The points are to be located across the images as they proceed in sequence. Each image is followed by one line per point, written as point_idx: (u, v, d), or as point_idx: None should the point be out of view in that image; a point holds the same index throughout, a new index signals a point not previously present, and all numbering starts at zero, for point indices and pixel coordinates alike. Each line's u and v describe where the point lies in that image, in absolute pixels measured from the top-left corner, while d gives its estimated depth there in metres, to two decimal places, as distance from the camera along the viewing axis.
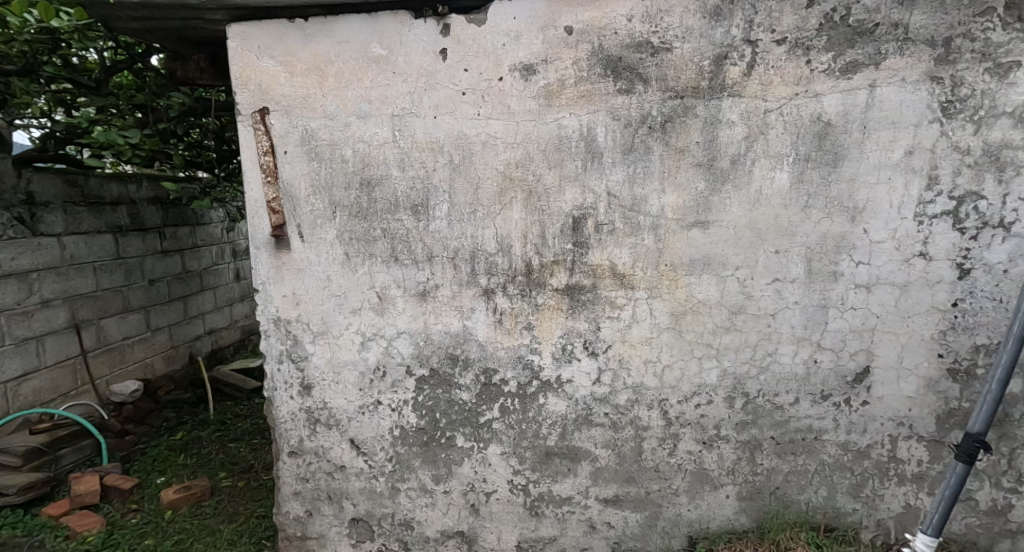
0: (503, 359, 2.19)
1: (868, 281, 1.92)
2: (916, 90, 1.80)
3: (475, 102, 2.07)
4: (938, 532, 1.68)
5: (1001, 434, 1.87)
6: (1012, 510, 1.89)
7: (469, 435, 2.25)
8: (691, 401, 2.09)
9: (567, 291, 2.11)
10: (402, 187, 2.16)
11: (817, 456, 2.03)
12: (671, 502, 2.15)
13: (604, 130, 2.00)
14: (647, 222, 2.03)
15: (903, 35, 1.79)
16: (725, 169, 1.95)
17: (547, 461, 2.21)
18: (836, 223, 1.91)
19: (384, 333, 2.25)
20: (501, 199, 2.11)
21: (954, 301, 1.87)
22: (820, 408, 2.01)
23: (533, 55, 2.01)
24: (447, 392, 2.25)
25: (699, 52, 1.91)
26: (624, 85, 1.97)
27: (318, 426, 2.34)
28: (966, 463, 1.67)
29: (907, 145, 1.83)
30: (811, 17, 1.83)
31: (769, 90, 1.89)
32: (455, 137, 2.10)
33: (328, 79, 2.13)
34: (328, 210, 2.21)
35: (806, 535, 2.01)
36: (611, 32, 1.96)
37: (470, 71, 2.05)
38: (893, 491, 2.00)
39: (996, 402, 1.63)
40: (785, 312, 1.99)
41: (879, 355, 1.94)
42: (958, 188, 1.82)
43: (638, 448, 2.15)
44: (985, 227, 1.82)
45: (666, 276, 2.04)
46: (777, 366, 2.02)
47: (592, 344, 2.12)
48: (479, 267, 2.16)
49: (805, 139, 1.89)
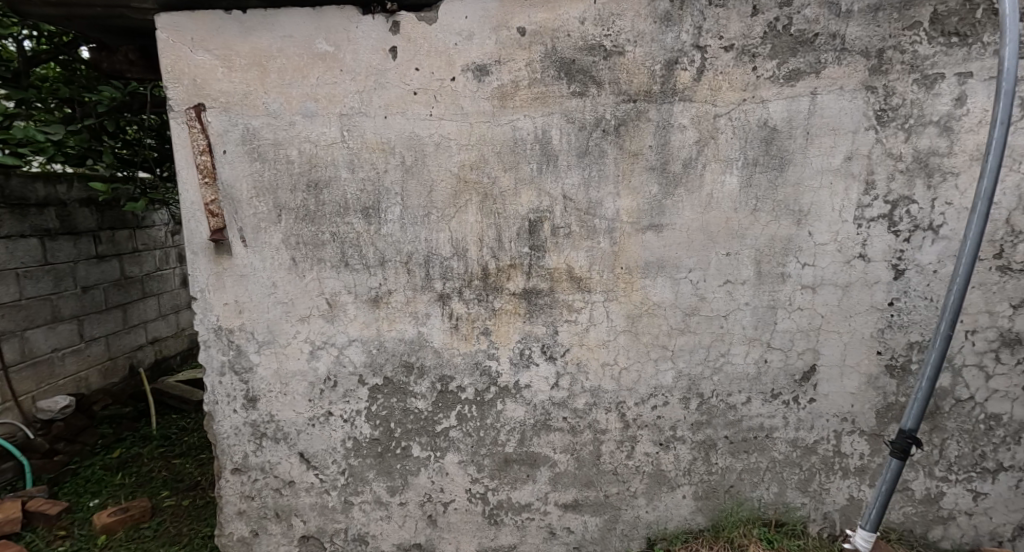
0: (460, 366, 2.15)
1: (813, 281, 1.99)
2: (853, 98, 1.88)
3: (428, 102, 2.01)
4: (875, 527, 1.74)
5: (933, 427, 1.98)
6: (943, 498, 2.01)
7: (425, 445, 2.19)
8: (648, 403, 2.11)
9: (524, 294, 2.09)
10: (352, 189, 2.08)
11: (768, 453, 2.09)
12: (630, 504, 2.16)
13: (559, 133, 1.99)
14: (603, 226, 2.03)
15: (841, 45, 1.86)
16: (678, 173, 1.98)
17: (506, 468, 2.18)
18: (783, 226, 1.97)
19: (335, 342, 2.16)
20: (455, 202, 2.06)
21: (890, 301, 1.97)
22: (770, 406, 2.07)
23: (486, 55, 1.98)
24: (402, 401, 2.18)
25: (651, 56, 1.93)
26: (578, 88, 1.96)
27: (264, 441, 2.22)
28: (900, 459, 1.69)
29: (847, 150, 1.91)
30: (756, 25, 1.89)
31: (718, 95, 1.93)
32: (407, 138, 2.04)
33: (269, 75, 2.02)
34: (272, 213, 2.10)
35: (758, 531, 2.08)
36: (564, 34, 1.95)
37: (421, 71, 2.00)
38: (838, 485, 2.08)
39: (927, 398, 1.66)
40: (737, 312, 2.03)
41: (824, 353, 2.02)
42: (892, 192, 1.92)
43: (597, 451, 2.15)
44: (916, 230, 1.92)
45: (622, 278, 2.05)
46: (730, 366, 2.06)
47: (550, 348, 2.11)
48: (434, 272, 2.10)
49: (753, 144, 1.94)
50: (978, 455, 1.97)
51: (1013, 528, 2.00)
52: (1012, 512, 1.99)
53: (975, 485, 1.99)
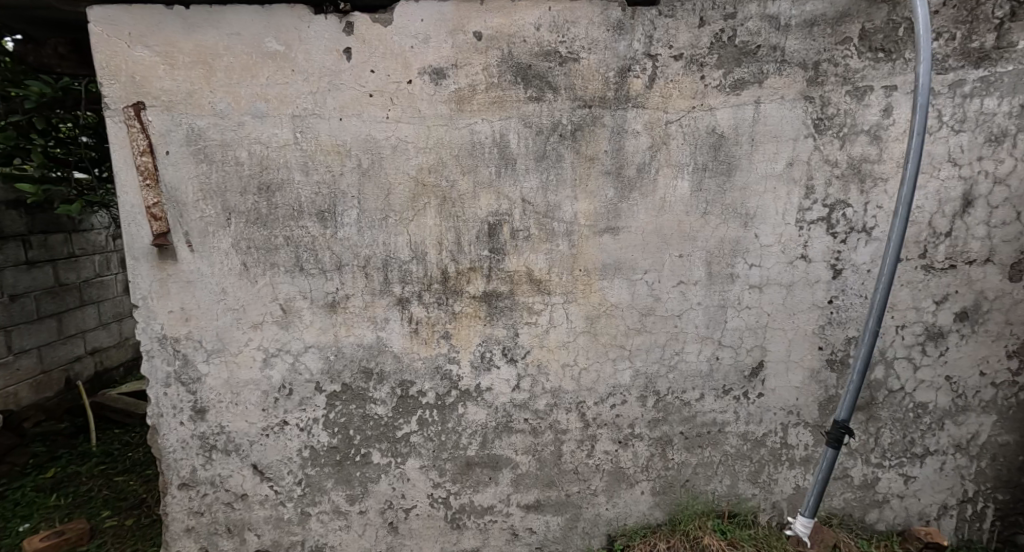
0: (421, 370, 2.13)
1: (760, 281, 2.09)
2: (793, 108, 1.98)
3: (384, 105, 1.99)
4: (813, 514, 1.96)
5: (869, 416, 2.11)
6: (878, 483, 2.15)
7: (386, 451, 2.16)
8: (607, 402, 2.16)
9: (485, 297, 2.10)
10: (306, 192, 2.03)
11: (721, 446, 2.18)
12: (591, 502, 2.21)
13: (517, 137, 2.01)
14: (561, 229, 2.06)
15: (781, 57, 1.96)
16: (632, 177, 2.04)
17: (468, 471, 2.18)
18: (731, 228, 2.06)
19: (290, 348, 2.11)
20: (414, 205, 2.05)
21: (830, 298, 2.09)
22: (722, 402, 2.16)
23: (442, 58, 1.98)
24: (361, 407, 2.14)
25: (605, 63, 1.98)
26: (535, 92, 1.99)
27: (214, 453, 2.14)
28: (835, 448, 1.88)
29: (788, 157, 2.01)
30: (703, 35, 1.97)
31: (669, 102, 2.00)
32: (363, 140, 2.01)
33: (215, 74, 1.95)
34: (221, 217, 2.03)
35: (712, 523, 2.16)
36: (520, 39, 1.97)
37: (377, 73, 1.98)
38: (786, 475, 2.19)
39: (857, 392, 1.85)
40: (690, 312, 2.11)
41: (770, 349, 2.12)
42: (830, 196, 2.03)
43: (558, 451, 2.18)
44: (852, 231, 2.05)
45: (580, 280, 2.09)
46: (684, 364, 2.14)
47: (511, 350, 2.12)
48: (393, 276, 2.08)
49: (702, 150, 2.02)
50: (908, 442, 2.12)
51: (938, 507, 2.16)
52: (938, 493, 2.15)
53: (907, 469, 2.14)
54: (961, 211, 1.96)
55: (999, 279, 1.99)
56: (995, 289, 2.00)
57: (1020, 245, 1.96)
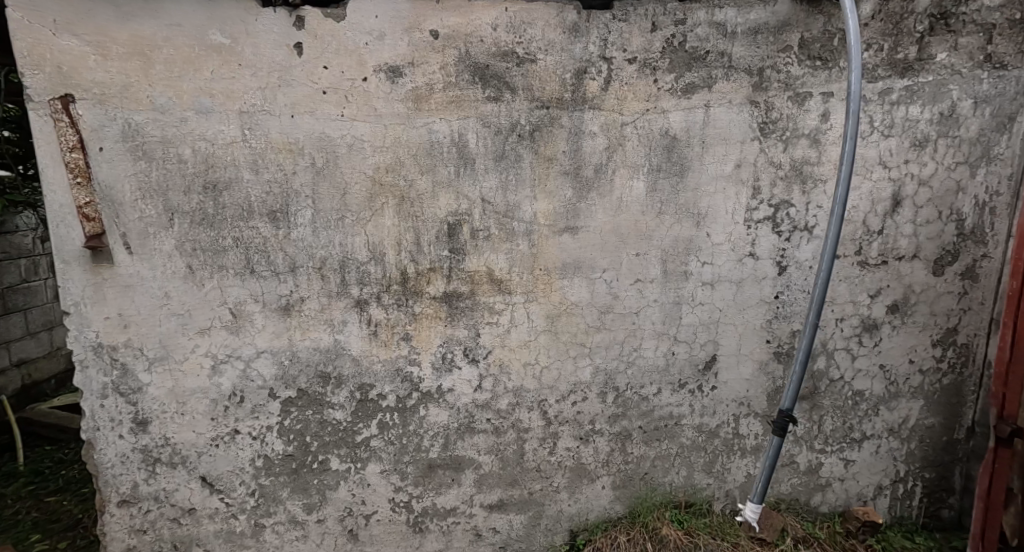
0: (380, 372, 2.10)
1: (711, 279, 2.17)
2: (740, 112, 2.06)
3: (338, 102, 1.95)
4: (762, 499, 2.06)
5: (812, 405, 2.24)
6: (821, 467, 2.28)
7: (345, 457, 2.11)
8: (568, 399, 2.19)
9: (445, 298, 2.08)
10: (257, 191, 1.96)
11: (678, 439, 2.25)
12: (553, 499, 2.24)
13: (475, 137, 2.01)
14: (521, 229, 2.08)
15: (728, 63, 2.04)
16: (590, 177, 2.07)
17: (430, 474, 2.16)
18: (685, 228, 2.13)
19: (241, 354, 2.02)
20: (371, 205, 2.01)
21: (776, 294, 2.19)
22: (678, 395, 2.23)
23: (398, 56, 1.95)
24: (318, 413, 2.09)
25: (561, 64, 2.01)
26: (493, 93, 2.00)
27: (158, 467, 2.04)
28: (780, 436, 2.00)
29: (736, 159, 2.09)
30: (655, 40, 2.02)
31: (624, 105, 2.05)
32: (317, 138, 1.95)
33: (154, 67, 1.85)
34: (163, 217, 1.93)
35: (670, 514, 2.23)
36: (477, 39, 1.97)
37: (330, 70, 1.93)
38: (738, 464, 2.29)
39: (799, 383, 1.96)
40: (647, 309, 2.17)
41: (722, 344, 2.21)
42: (775, 197, 2.13)
43: (520, 450, 2.19)
44: (795, 230, 2.15)
45: (541, 279, 2.11)
46: (642, 360, 2.19)
47: (472, 350, 2.12)
48: (351, 277, 2.04)
49: (656, 151, 2.08)
50: (847, 428, 2.26)
51: (875, 488, 2.31)
52: (874, 474, 2.30)
53: (846, 453, 2.28)
54: (891, 211, 2.10)
55: (925, 274, 2.15)
56: (922, 283, 2.15)
57: (942, 242, 2.12)
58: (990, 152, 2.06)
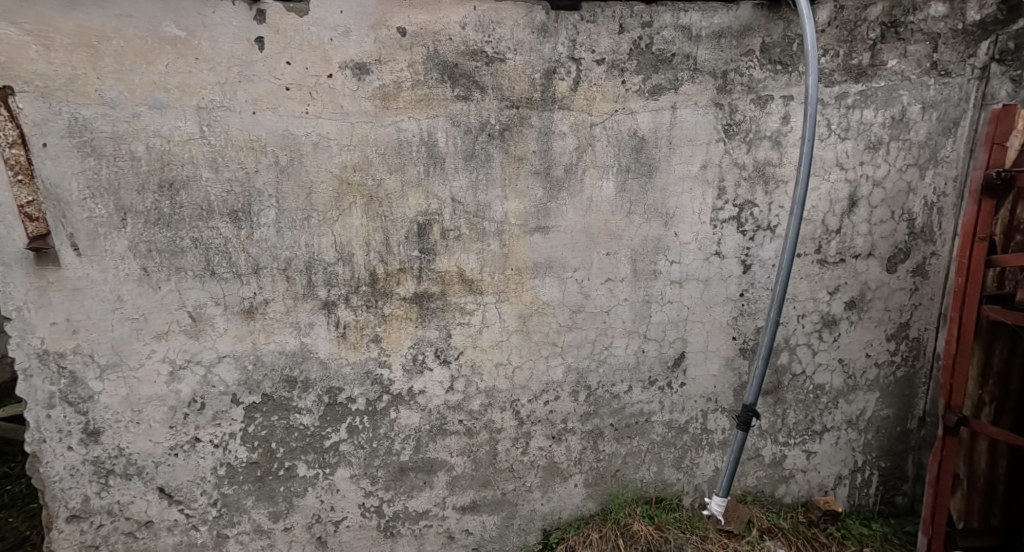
0: (349, 375, 2.05)
1: (679, 277, 2.21)
2: (705, 113, 2.11)
3: (302, 99, 1.89)
4: (727, 493, 2.12)
5: (776, 399, 2.31)
6: (785, 459, 2.36)
7: (313, 462, 2.06)
8: (541, 399, 2.19)
9: (415, 299, 2.06)
10: (216, 191, 1.88)
11: (648, 435, 2.29)
12: (526, 498, 2.24)
13: (444, 136, 1.99)
14: (492, 228, 2.07)
15: (694, 66, 2.08)
16: (560, 177, 2.08)
17: (401, 477, 2.13)
18: (653, 227, 2.16)
19: (201, 359, 1.95)
20: (338, 204, 1.97)
21: (741, 292, 2.25)
22: (648, 392, 2.26)
23: (364, 53, 1.91)
24: (284, 418, 2.03)
25: (530, 65, 2.01)
26: (462, 92, 1.98)
27: (111, 479, 1.94)
28: (744, 431, 2.06)
29: (702, 160, 2.14)
30: (622, 42, 2.04)
31: (593, 105, 2.06)
32: (280, 136, 1.90)
33: (103, 59, 1.76)
34: (114, 217, 1.84)
35: (641, 510, 2.27)
36: (445, 37, 1.95)
37: (293, 65, 1.87)
38: (706, 458, 2.34)
39: (762, 378, 2.02)
40: (617, 308, 2.19)
41: (690, 341, 2.25)
42: (740, 197, 2.18)
43: (493, 451, 2.19)
44: (759, 229, 2.22)
45: (512, 279, 2.11)
46: (613, 358, 2.22)
47: (443, 351, 2.10)
48: (317, 279, 1.99)
49: (625, 152, 2.10)
50: (808, 420, 2.34)
51: (835, 478, 2.40)
52: (834, 465, 2.39)
53: (808, 445, 2.36)
54: (847, 211, 2.19)
55: (880, 271, 2.24)
56: (877, 280, 2.25)
57: (895, 240, 2.22)
58: (937, 155, 2.17)
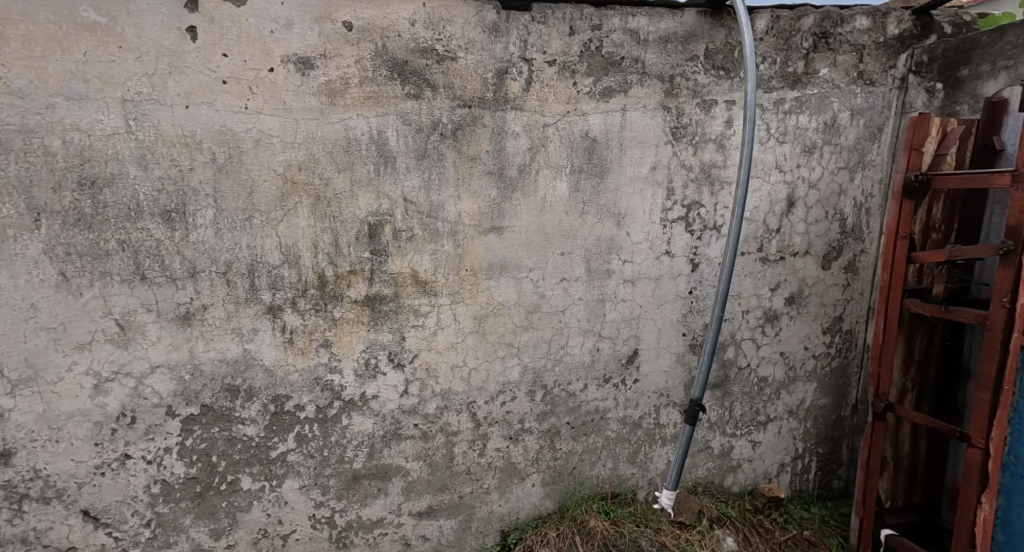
0: (297, 382, 1.97)
1: (632, 276, 2.25)
2: (654, 116, 2.16)
3: (241, 93, 1.80)
4: (675, 485, 2.20)
5: (723, 392, 2.39)
6: (733, 450, 2.45)
7: (258, 475, 1.97)
8: (497, 399, 2.18)
9: (367, 301, 2.00)
10: (146, 189, 1.76)
11: (603, 432, 2.32)
12: (483, 500, 2.23)
13: (395, 135, 1.94)
14: (446, 229, 2.04)
15: (642, 69, 2.13)
16: (513, 178, 2.08)
17: (354, 485, 2.07)
18: (606, 227, 2.20)
19: (131, 371, 1.81)
20: (282, 204, 1.88)
21: (690, 289, 2.32)
22: (604, 390, 2.29)
23: (308, 47, 1.83)
24: (226, 429, 1.92)
25: (482, 64, 1.99)
26: (413, 90, 1.94)
27: (27, 504, 1.77)
28: (692, 424, 2.14)
29: (652, 161, 2.19)
30: (573, 44, 2.06)
31: (545, 106, 2.07)
32: (217, 132, 1.79)
33: (10, 44, 1.60)
34: (26, 217, 1.67)
35: (597, 506, 2.31)
36: (394, 34, 1.90)
37: (230, 57, 1.77)
38: (660, 452, 2.40)
39: (707, 373, 2.09)
40: (572, 307, 2.21)
41: (643, 338, 2.30)
42: (687, 198, 2.25)
43: (449, 454, 2.16)
44: (705, 229, 2.29)
45: (467, 279, 2.08)
46: (568, 357, 2.23)
47: (397, 354, 2.05)
48: (261, 282, 1.89)
49: (577, 153, 2.12)
50: (753, 412, 2.44)
51: (778, 465, 2.52)
52: (777, 453, 2.51)
53: (753, 436, 2.46)
54: (786, 211, 2.30)
55: (816, 268, 2.38)
56: (813, 277, 2.38)
57: (828, 239, 2.36)
58: (864, 159, 2.33)
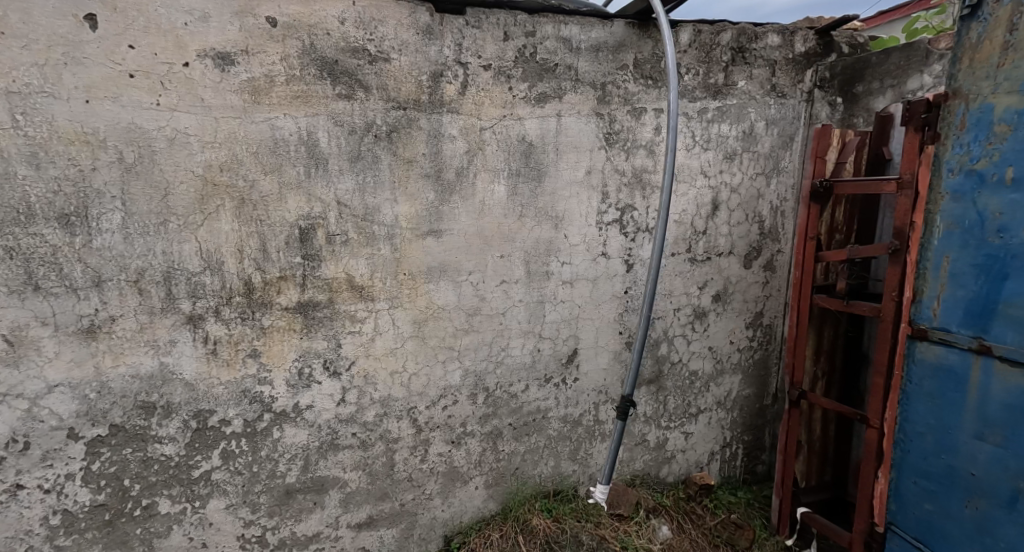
0: (222, 396, 1.84)
1: (571, 277, 2.30)
2: (587, 122, 2.23)
3: (152, 88, 1.66)
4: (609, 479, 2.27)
5: (658, 387, 2.49)
6: (667, 442, 2.56)
7: (178, 496, 1.82)
8: (438, 404, 2.15)
9: (299, 308, 1.90)
10: (38, 190, 1.58)
11: (545, 431, 2.34)
12: (426, 507, 2.19)
13: (326, 136, 1.87)
14: (382, 232, 1.99)
15: (575, 76, 2.18)
16: (451, 181, 2.07)
17: (288, 500, 1.96)
18: (544, 230, 2.23)
19: (23, 392, 1.62)
20: (202, 207, 1.76)
21: (626, 289, 2.40)
22: (545, 390, 2.32)
23: (228, 42, 1.73)
24: (141, 450, 1.76)
25: (416, 66, 1.97)
26: (344, 90, 1.88)
27: None
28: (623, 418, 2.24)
29: (587, 166, 2.26)
30: (508, 49, 2.08)
31: (482, 110, 2.08)
32: (124, 129, 1.65)
33: None
34: None
35: (540, 504, 2.33)
36: (323, 32, 1.83)
37: (137, 49, 1.63)
38: (599, 448, 2.46)
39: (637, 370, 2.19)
40: (512, 309, 2.22)
41: (582, 337, 2.35)
42: (621, 201, 2.34)
43: (390, 461, 2.10)
44: (638, 231, 2.39)
45: (406, 283, 2.04)
46: (510, 359, 2.24)
47: (333, 363, 1.97)
48: (179, 290, 1.76)
49: (514, 157, 2.15)
50: (686, 404, 2.56)
51: (709, 454, 2.66)
52: (708, 442, 2.65)
53: (686, 427, 2.58)
54: (711, 214, 2.44)
55: (739, 267, 2.54)
56: (736, 275, 2.54)
57: (749, 239, 2.53)
58: (778, 165, 2.52)
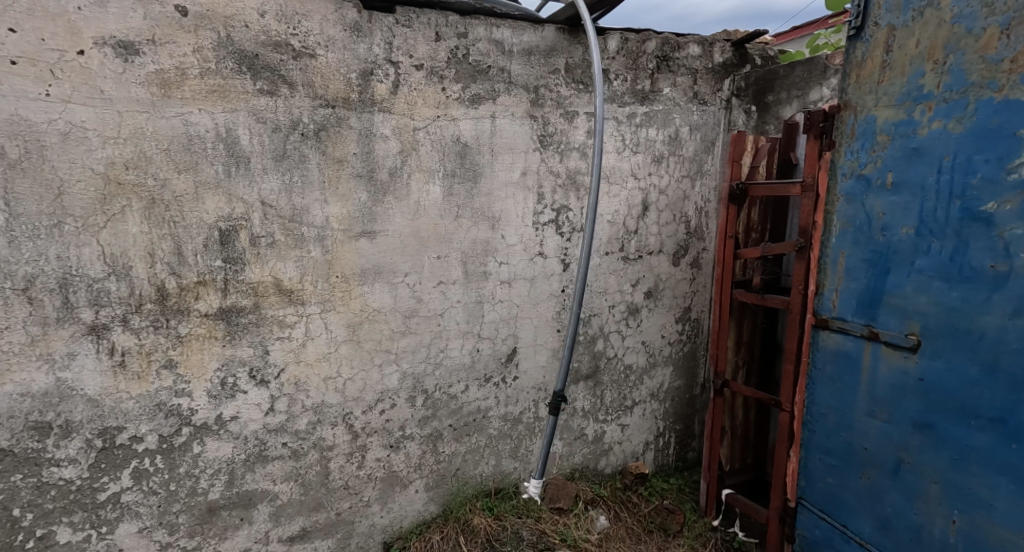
0: (133, 411, 1.67)
1: (508, 277, 2.31)
2: (521, 124, 2.26)
3: (39, 77, 1.49)
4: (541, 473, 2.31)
5: (595, 382, 2.56)
6: (604, 435, 2.63)
7: (81, 524, 1.63)
8: (376, 409, 2.07)
9: (221, 314, 1.77)
10: None
11: (486, 431, 2.33)
12: (363, 514, 2.11)
13: (247, 133, 1.77)
14: (311, 234, 1.90)
15: (508, 79, 2.21)
16: (384, 181, 2.01)
17: (211, 518, 1.83)
18: (481, 231, 2.23)
19: None
20: (105, 207, 1.60)
21: (563, 288, 2.44)
22: (485, 390, 2.31)
23: (130, 31, 1.58)
24: (34, 475, 1.56)
25: (344, 63, 1.90)
26: (266, 86, 1.78)
27: None
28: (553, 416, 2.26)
29: (522, 167, 2.28)
30: (439, 49, 2.07)
31: (414, 109, 2.05)
32: (5, 121, 1.46)
33: None
34: None
35: (481, 503, 2.32)
36: (241, 24, 1.73)
37: (20, 33, 1.46)
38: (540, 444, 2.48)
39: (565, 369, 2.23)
40: (450, 310, 2.20)
41: (521, 336, 2.37)
42: (557, 202, 2.38)
43: (324, 471, 2.00)
44: (574, 230, 2.44)
45: (338, 286, 1.96)
46: (449, 360, 2.21)
47: (261, 371, 1.85)
48: (79, 297, 1.58)
49: (449, 157, 2.13)
50: (621, 398, 2.64)
51: (643, 445, 2.76)
52: (642, 433, 2.74)
53: (622, 420, 2.66)
54: (641, 214, 2.55)
55: (667, 264, 2.66)
56: (666, 272, 2.66)
57: (676, 238, 2.66)
58: (701, 168, 2.67)
